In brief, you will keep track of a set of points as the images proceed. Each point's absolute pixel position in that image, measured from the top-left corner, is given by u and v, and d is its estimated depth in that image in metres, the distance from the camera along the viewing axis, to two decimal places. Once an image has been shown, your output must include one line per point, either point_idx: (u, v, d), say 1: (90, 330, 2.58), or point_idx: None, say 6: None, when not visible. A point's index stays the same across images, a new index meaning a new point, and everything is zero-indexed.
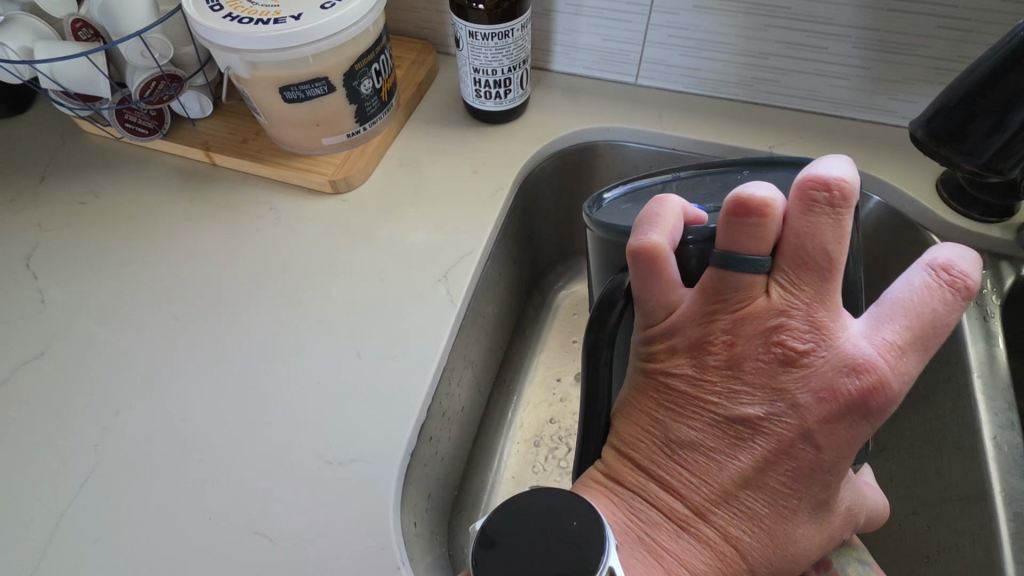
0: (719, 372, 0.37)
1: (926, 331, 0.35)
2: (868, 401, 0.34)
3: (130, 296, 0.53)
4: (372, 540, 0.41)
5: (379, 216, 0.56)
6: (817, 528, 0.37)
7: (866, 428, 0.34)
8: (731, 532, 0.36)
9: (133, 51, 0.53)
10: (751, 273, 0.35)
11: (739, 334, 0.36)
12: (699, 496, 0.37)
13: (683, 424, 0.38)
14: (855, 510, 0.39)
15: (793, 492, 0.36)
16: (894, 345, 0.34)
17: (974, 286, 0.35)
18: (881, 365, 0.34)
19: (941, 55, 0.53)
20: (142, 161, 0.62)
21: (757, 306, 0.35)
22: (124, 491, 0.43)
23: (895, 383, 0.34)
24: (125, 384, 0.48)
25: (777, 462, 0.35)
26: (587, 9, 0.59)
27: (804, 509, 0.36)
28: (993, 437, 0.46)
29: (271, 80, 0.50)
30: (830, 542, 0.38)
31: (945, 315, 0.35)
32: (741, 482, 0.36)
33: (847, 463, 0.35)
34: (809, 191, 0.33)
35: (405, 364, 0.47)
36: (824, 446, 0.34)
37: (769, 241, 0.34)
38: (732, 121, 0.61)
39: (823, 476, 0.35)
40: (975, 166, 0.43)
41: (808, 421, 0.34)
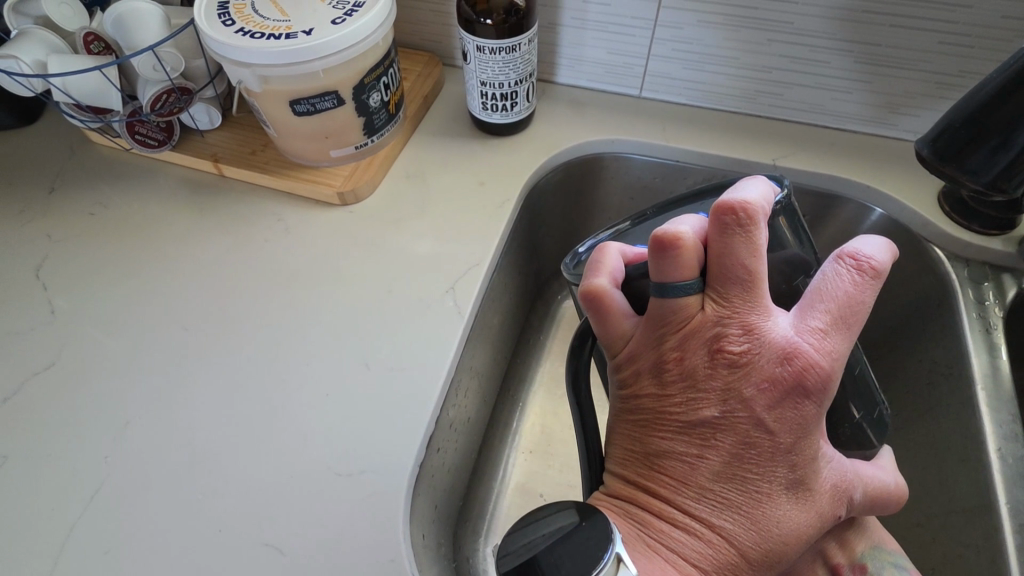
0: (678, 385, 0.37)
1: (845, 312, 0.35)
2: (803, 383, 0.34)
3: (141, 306, 0.53)
4: (383, 554, 0.41)
5: (388, 227, 0.57)
6: (808, 507, 0.36)
7: (813, 407, 0.35)
8: (720, 525, 0.36)
9: (145, 64, 0.54)
10: (684, 297, 0.36)
11: (687, 346, 0.36)
12: (680, 495, 0.37)
13: (654, 436, 0.38)
14: (851, 485, 0.39)
15: (767, 477, 0.36)
16: (817, 330, 0.35)
17: (883, 267, 0.35)
18: (807, 349, 0.34)
19: (942, 70, 0.53)
20: (151, 172, 0.63)
21: (695, 322, 0.36)
22: (133, 501, 0.44)
23: (825, 364, 0.34)
24: (135, 394, 0.48)
25: (742, 453, 0.36)
26: (592, 23, 0.60)
27: (784, 492, 0.36)
28: (997, 449, 0.46)
29: (283, 93, 0.51)
30: (828, 520, 0.38)
31: (860, 296, 0.35)
32: (715, 477, 0.36)
33: (811, 444, 0.36)
34: (718, 217, 0.34)
35: (415, 376, 0.48)
36: (780, 431, 0.35)
37: (694, 267, 0.35)
38: (736, 134, 0.62)
39: (791, 458, 0.35)
40: (979, 185, 0.44)
41: (758, 411, 0.35)
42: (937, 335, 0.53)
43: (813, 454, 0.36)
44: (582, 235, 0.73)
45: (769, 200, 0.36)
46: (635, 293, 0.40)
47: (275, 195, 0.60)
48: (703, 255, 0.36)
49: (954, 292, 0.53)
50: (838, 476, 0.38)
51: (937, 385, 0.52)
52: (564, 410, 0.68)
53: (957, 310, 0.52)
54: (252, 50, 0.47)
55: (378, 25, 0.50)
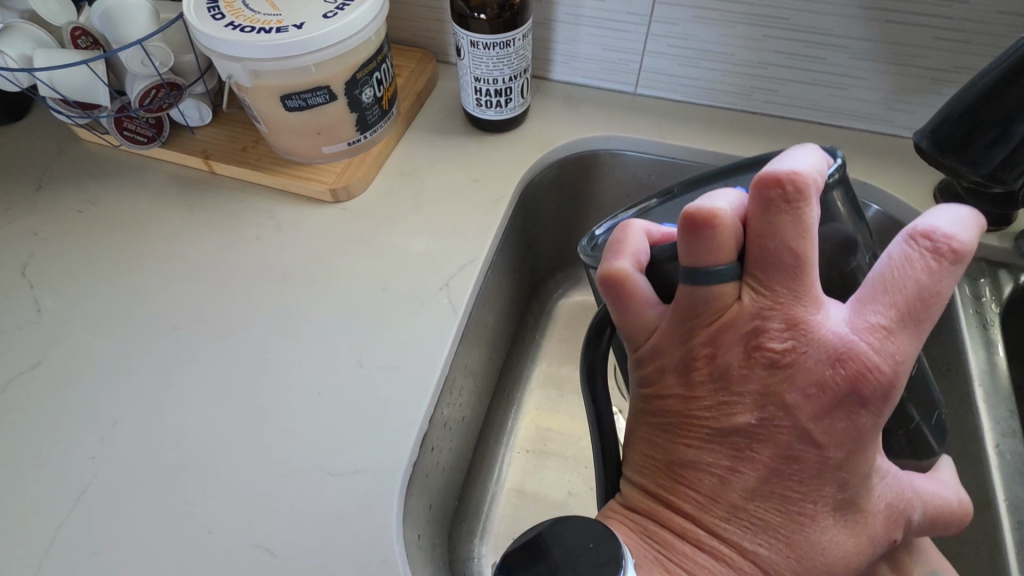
0: (708, 386, 0.36)
1: (913, 306, 0.33)
2: (858, 389, 0.33)
3: (128, 305, 0.52)
4: (377, 554, 0.40)
5: (381, 224, 0.56)
6: (852, 531, 0.36)
7: (868, 417, 0.34)
8: (749, 549, 0.36)
9: (133, 59, 0.53)
10: (719, 282, 0.35)
11: (721, 343, 0.36)
12: (708, 514, 0.36)
13: (684, 445, 0.37)
14: (903, 504, 0.38)
15: (806, 497, 0.35)
16: (878, 326, 0.33)
17: (964, 248, 0.33)
18: (863, 349, 0.33)
19: (937, 66, 0.53)
20: (140, 170, 0.62)
21: (730, 314, 0.35)
22: (120, 502, 0.43)
23: (883, 365, 0.33)
24: (122, 393, 0.47)
25: (780, 468, 0.35)
26: (586, 19, 0.59)
27: (829, 513, 0.35)
28: (996, 445, 0.46)
29: (276, 90, 0.51)
30: (880, 544, 0.37)
31: (934, 283, 0.33)
32: (749, 494, 0.36)
33: (862, 462, 0.35)
34: (764, 192, 0.33)
35: (407, 374, 0.47)
36: (828, 445, 0.34)
37: (729, 249, 0.35)
38: (732, 131, 0.62)
39: (838, 476, 0.35)
40: (978, 176, 0.43)
41: (802, 421, 0.34)
42: (935, 332, 0.53)
43: (863, 472, 0.35)
44: (578, 232, 0.72)
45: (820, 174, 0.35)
46: (661, 277, 0.40)
47: (265, 193, 0.59)
48: (739, 234, 0.35)
49: (951, 289, 0.52)
50: (895, 493, 0.37)
51: (934, 381, 0.52)
52: (560, 410, 0.67)
53: (955, 307, 0.52)
54: (241, 43, 0.46)
55: (372, 21, 0.50)
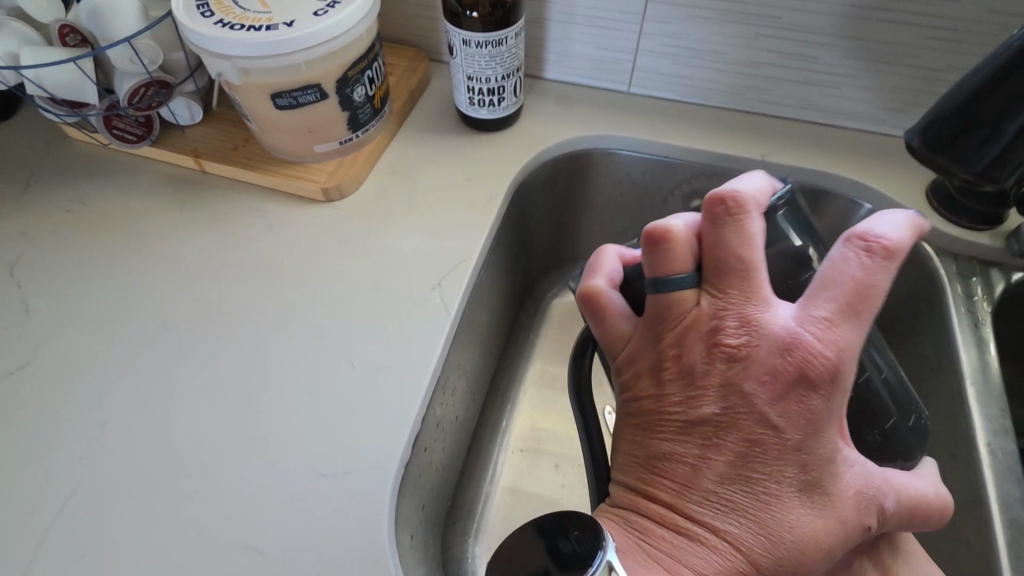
0: (676, 381, 0.36)
1: (853, 300, 0.33)
2: (807, 374, 0.33)
3: (117, 305, 0.52)
4: (369, 555, 0.40)
5: (373, 224, 0.56)
6: (827, 513, 0.34)
7: (821, 400, 0.33)
8: (721, 528, 0.35)
9: (122, 57, 0.53)
10: (679, 291, 0.36)
11: (685, 342, 0.36)
12: (684, 500, 0.36)
13: (656, 439, 0.37)
14: (882, 492, 0.36)
15: (776, 477, 0.34)
16: (821, 320, 0.33)
17: (897, 247, 0.33)
18: (808, 340, 0.33)
19: (929, 65, 0.53)
20: (130, 168, 0.61)
21: (690, 317, 0.36)
22: (109, 504, 0.42)
23: (830, 354, 0.33)
24: (112, 394, 0.47)
25: (746, 452, 0.34)
26: (579, 17, 0.59)
27: (796, 494, 0.34)
28: (987, 444, 0.46)
29: (267, 89, 0.50)
30: (858, 529, 0.35)
31: (869, 279, 0.33)
32: (719, 479, 0.35)
33: (823, 443, 0.34)
34: (710, 208, 0.35)
35: (399, 374, 0.47)
36: (785, 426, 0.34)
37: (687, 261, 0.36)
38: (725, 130, 0.62)
39: (801, 457, 0.34)
40: (970, 174, 0.44)
41: (760, 405, 0.34)
42: (927, 330, 0.53)
43: (829, 451, 0.34)
44: (572, 232, 0.72)
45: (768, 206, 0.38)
46: (635, 295, 0.41)
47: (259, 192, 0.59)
48: (697, 249, 0.37)
49: (943, 287, 0.52)
50: (865, 480, 0.35)
51: (926, 380, 0.52)
52: (555, 410, 0.67)
53: (945, 306, 0.52)
54: (232, 40, 0.46)
55: (364, 19, 0.49)
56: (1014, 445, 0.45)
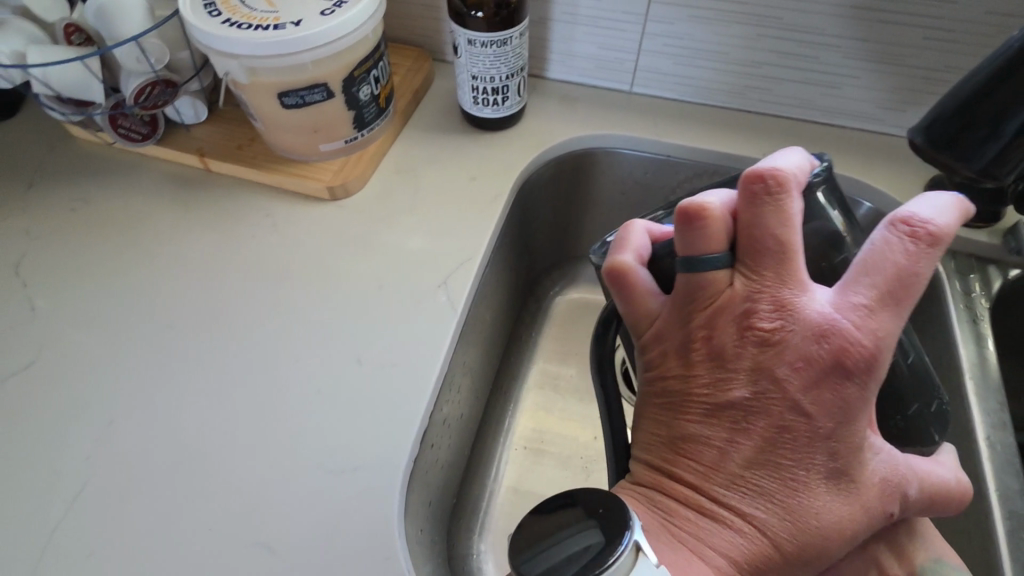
0: (706, 364, 0.37)
1: (894, 287, 0.34)
2: (843, 361, 0.34)
3: (124, 303, 0.52)
4: (379, 550, 0.40)
5: (379, 222, 0.56)
6: (850, 500, 0.36)
7: (855, 388, 0.34)
8: (746, 511, 0.36)
9: (129, 56, 0.53)
10: (713, 271, 0.36)
11: (717, 325, 0.37)
12: (709, 483, 0.37)
13: (684, 421, 0.38)
14: (904, 480, 0.37)
15: (803, 464, 0.35)
16: (860, 307, 0.34)
17: (942, 233, 0.33)
18: (845, 327, 0.34)
19: (928, 66, 0.54)
20: (135, 167, 0.61)
21: (724, 298, 0.36)
22: (118, 501, 0.43)
23: (867, 342, 0.33)
24: (120, 392, 0.47)
25: (776, 438, 0.35)
26: (582, 17, 0.60)
27: (822, 481, 0.35)
28: (987, 437, 0.46)
29: (274, 89, 0.51)
30: (878, 516, 0.36)
31: (912, 265, 0.33)
32: (747, 464, 0.36)
33: (854, 433, 0.35)
34: (749, 186, 0.35)
35: (406, 371, 0.47)
36: (816, 414, 0.35)
37: (722, 240, 0.36)
38: (727, 130, 0.62)
39: (830, 445, 0.35)
40: (972, 172, 0.44)
41: (792, 392, 0.35)
42: (926, 326, 0.54)
43: (859, 440, 0.35)
44: (574, 230, 0.73)
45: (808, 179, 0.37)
46: (661, 272, 0.41)
47: (264, 192, 0.59)
48: (731, 228, 0.37)
49: (942, 284, 0.53)
50: (888, 469, 0.37)
51: None
52: (558, 408, 0.67)
53: (944, 302, 0.52)
54: (241, 39, 0.46)
55: (371, 18, 0.50)
56: (1012, 439, 0.46)
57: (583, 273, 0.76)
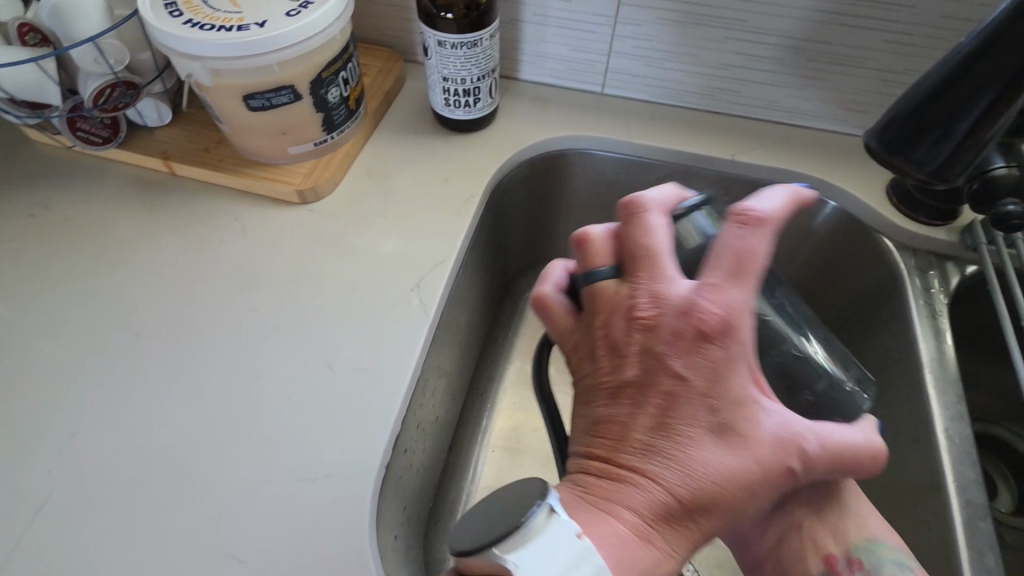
0: (606, 356, 0.37)
1: (738, 263, 0.35)
2: (708, 327, 0.34)
3: (85, 311, 0.51)
4: (351, 558, 0.40)
5: (350, 225, 0.56)
6: (746, 455, 0.34)
7: (725, 350, 0.34)
8: (649, 475, 0.34)
9: (87, 56, 0.51)
10: (601, 283, 0.38)
11: (609, 322, 0.37)
12: (614, 454, 0.36)
13: (594, 406, 0.38)
14: (804, 437, 0.36)
15: (693, 422, 0.34)
16: (716, 283, 0.35)
17: (768, 214, 0.35)
18: (705, 301, 0.34)
19: (888, 69, 0.56)
20: (96, 171, 0.59)
21: (610, 303, 0.37)
22: (80, 516, 0.41)
23: (722, 310, 0.34)
24: (81, 404, 0.46)
25: (668, 401, 0.35)
26: (553, 19, 0.60)
27: (712, 436, 0.34)
28: (945, 429, 0.48)
29: (239, 91, 0.50)
30: (778, 472, 0.35)
31: (745, 244, 0.35)
32: (643, 430, 0.35)
33: (738, 388, 0.34)
34: (622, 209, 0.39)
35: (378, 376, 0.47)
36: (693, 374, 0.34)
37: (607, 258, 0.39)
38: (696, 131, 0.63)
39: (714, 402, 0.34)
40: (924, 174, 0.45)
41: (676, 362, 0.35)
42: (889, 322, 0.55)
43: (744, 395, 0.34)
44: (548, 230, 0.73)
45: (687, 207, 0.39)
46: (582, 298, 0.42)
47: (230, 193, 0.58)
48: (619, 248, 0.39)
49: (903, 281, 0.55)
50: (784, 424, 0.35)
51: (889, 371, 0.55)
52: (534, 408, 0.67)
53: (905, 298, 0.54)
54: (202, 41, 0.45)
55: (337, 19, 0.49)
56: (969, 430, 0.48)
57: None
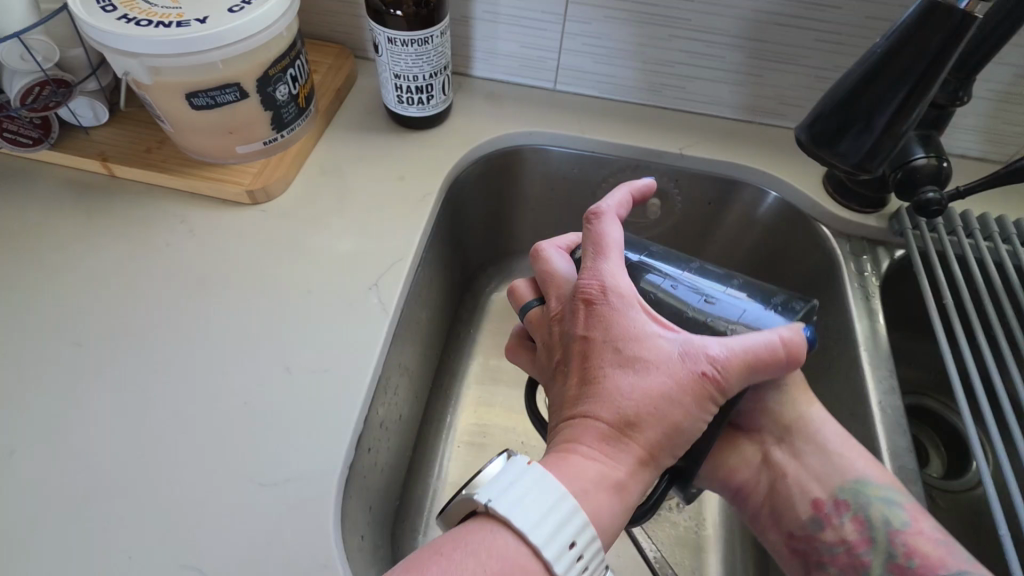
0: (548, 355, 0.43)
1: (593, 249, 0.41)
2: (588, 295, 0.39)
3: (21, 322, 0.48)
4: (315, 561, 0.39)
5: (304, 225, 0.55)
6: (652, 376, 0.36)
7: (605, 303, 0.39)
8: (583, 419, 0.36)
9: (11, 53, 0.48)
10: (530, 314, 0.46)
11: (543, 338, 0.44)
12: (560, 416, 0.38)
13: (552, 388, 0.42)
14: (704, 347, 0.37)
15: (601, 362, 0.37)
16: (586, 267, 0.41)
17: (600, 208, 0.43)
18: (581, 281, 0.40)
19: (820, 65, 0.59)
20: (28, 175, 0.56)
21: (537, 325, 0.45)
22: (23, 536, 0.39)
23: (591, 282, 0.39)
24: (20, 419, 0.44)
25: (580, 355, 0.38)
26: (503, 16, 0.60)
27: (618, 369, 0.37)
28: (879, 402, 0.51)
29: (182, 90, 0.48)
30: (691, 386, 0.36)
31: (592, 234, 0.42)
32: (573, 386, 0.38)
33: (629, 326, 0.38)
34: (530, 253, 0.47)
35: (337, 376, 0.46)
36: (592, 329, 0.38)
37: (530, 294, 0.47)
38: (645, 126, 0.65)
39: (611, 342, 0.37)
40: (848, 166, 0.48)
41: (576, 325, 0.39)
42: (828, 305, 0.59)
43: (635, 332, 0.37)
44: (506, 226, 0.74)
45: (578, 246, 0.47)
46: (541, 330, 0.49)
47: (173, 192, 0.56)
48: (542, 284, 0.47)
49: (839, 265, 0.58)
50: (682, 343, 0.37)
51: (829, 350, 0.58)
52: (498, 402, 0.68)
53: (842, 282, 0.57)
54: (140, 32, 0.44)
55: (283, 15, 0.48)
56: (900, 402, 0.51)
57: (517, 268, 0.77)
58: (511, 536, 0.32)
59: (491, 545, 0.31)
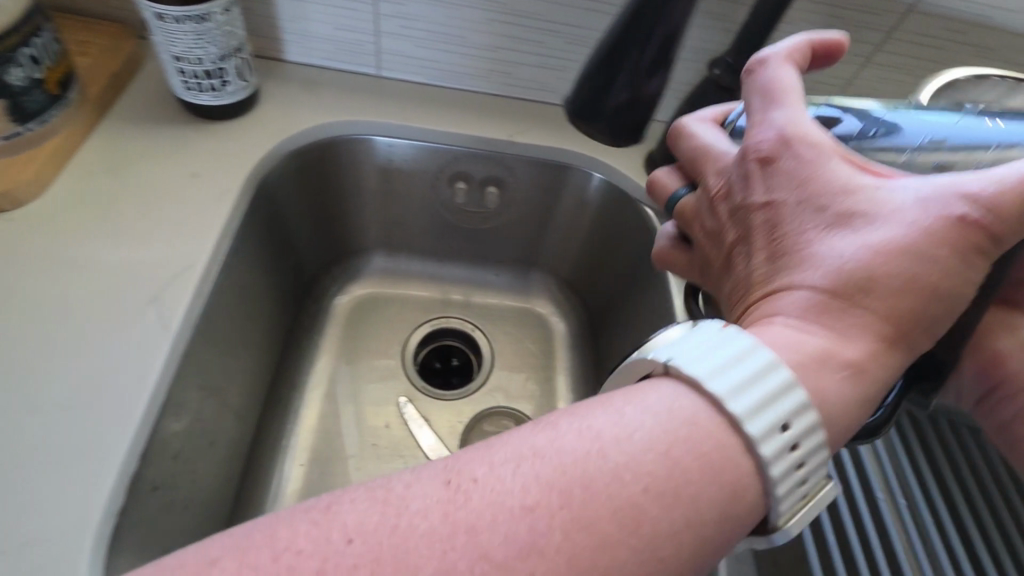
0: (730, 231, 0.33)
1: (768, 97, 0.32)
2: (773, 159, 0.30)
3: None
4: None
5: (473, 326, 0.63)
6: (888, 230, 0.26)
7: (812, 153, 0.29)
8: (790, 282, 0.27)
9: None
10: (681, 202, 0.37)
11: (706, 222, 0.35)
12: (751, 297, 0.29)
13: (736, 268, 0.32)
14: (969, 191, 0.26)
15: (798, 221, 0.28)
16: (766, 125, 0.31)
17: (773, 54, 0.32)
18: (761, 140, 0.31)
19: None
20: None
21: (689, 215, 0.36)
22: None
23: (765, 137, 0.31)
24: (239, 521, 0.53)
25: (773, 220, 0.29)
26: None
27: (820, 230, 0.28)
28: None
29: (379, 222, 0.66)
30: (937, 247, 0.26)
31: (769, 86, 0.32)
32: (768, 257, 0.29)
33: (834, 178, 0.28)
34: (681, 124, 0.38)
35: None
36: (774, 193, 0.30)
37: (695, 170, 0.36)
38: None
39: (827, 196, 0.28)
40: None
41: (784, 195, 0.29)
42: None
43: (844, 181, 0.28)
44: None
45: (767, 119, 0.34)
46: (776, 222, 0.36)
47: (355, 299, 0.67)
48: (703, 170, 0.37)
49: None
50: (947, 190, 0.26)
51: None
52: None
53: None
54: (221, 147, 0.54)
55: (434, 152, 0.60)
56: None
57: None
58: (701, 405, 0.23)
59: (685, 403, 0.23)
